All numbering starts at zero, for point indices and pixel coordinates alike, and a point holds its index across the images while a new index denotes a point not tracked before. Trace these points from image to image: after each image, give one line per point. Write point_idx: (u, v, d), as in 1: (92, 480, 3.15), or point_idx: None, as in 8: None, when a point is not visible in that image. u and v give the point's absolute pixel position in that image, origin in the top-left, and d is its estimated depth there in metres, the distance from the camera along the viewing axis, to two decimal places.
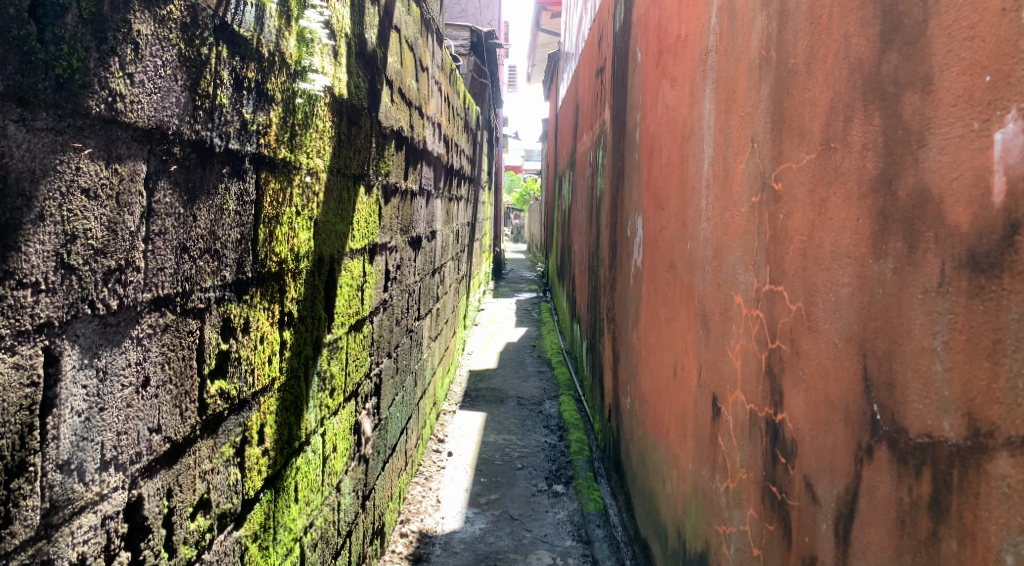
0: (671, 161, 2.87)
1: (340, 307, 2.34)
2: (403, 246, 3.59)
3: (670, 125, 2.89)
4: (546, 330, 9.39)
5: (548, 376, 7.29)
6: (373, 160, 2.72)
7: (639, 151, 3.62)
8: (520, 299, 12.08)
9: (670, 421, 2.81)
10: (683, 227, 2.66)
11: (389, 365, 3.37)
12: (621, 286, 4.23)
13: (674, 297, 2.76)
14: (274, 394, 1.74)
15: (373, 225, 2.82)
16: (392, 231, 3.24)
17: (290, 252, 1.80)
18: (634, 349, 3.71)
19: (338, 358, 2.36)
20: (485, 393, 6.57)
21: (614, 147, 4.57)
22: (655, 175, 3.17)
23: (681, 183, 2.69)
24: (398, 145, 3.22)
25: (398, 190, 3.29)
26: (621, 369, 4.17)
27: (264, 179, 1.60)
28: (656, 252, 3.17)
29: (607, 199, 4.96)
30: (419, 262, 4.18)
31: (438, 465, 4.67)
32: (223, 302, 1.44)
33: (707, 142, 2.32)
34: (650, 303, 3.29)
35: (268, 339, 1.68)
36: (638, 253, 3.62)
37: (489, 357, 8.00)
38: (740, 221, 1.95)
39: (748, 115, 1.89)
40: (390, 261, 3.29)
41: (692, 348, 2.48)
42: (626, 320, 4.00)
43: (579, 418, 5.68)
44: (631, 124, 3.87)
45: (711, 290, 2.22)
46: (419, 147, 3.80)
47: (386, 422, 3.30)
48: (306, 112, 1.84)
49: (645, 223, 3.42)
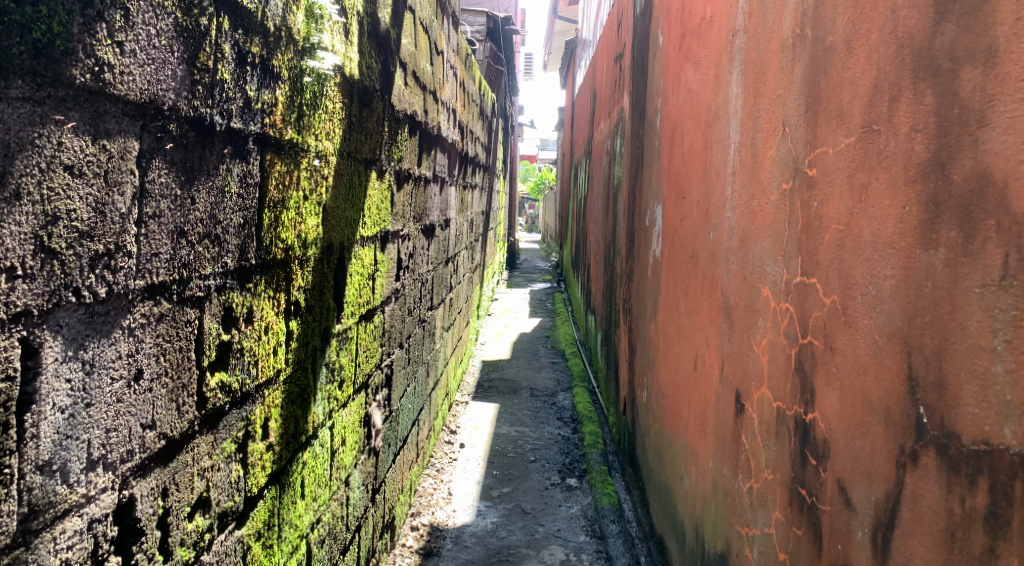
0: (693, 148, 2.77)
1: (350, 296, 2.27)
2: (416, 234, 3.52)
3: (693, 111, 2.80)
4: (560, 321, 9.31)
5: (561, 367, 7.21)
6: (386, 145, 2.64)
7: (659, 138, 3.52)
8: (533, 289, 11.99)
9: (689, 418, 2.73)
10: (705, 216, 2.57)
11: (401, 355, 3.31)
12: (638, 277, 4.13)
13: (695, 289, 2.66)
14: (278, 387, 1.67)
15: (385, 212, 2.74)
16: (405, 218, 3.16)
17: (297, 239, 1.72)
18: (652, 341, 3.62)
19: (348, 349, 2.29)
20: (498, 384, 6.50)
21: (633, 134, 4.47)
22: (677, 163, 3.07)
23: (704, 170, 2.59)
24: (412, 130, 3.14)
25: (411, 176, 3.21)
26: (638, 362, 4.08)
27: (269, 161, 1.52)
28: (676, 242, 3.08)
29: (625, 188, 4.86)
30: (432, 250, 4.10)
31: (450, 457, 4.62)
32: (225, 290, 1.37)
33: (733, 128, 2.22)
34: (669, 295, 3.20)
35: (273, 329, 1.61)
36: (657, 243, 3.53)
37: (502, 347, 7.93)
38: (768, 209, 1.86)
39: (780, 97, 1.79)
40: (403, 250, 3.22)
41: (713, 342, 2.39)
42: (644, 312, 3.91)
43: (594, 410, 5.60)
44: (651, 111, 3.77)
45: (736, 281, 2.13)
46: (433, 132, 3.72)
47: (397, 413, 3.24)
48: (315, 91, 1.76)
49: (665, 212, 3.33)
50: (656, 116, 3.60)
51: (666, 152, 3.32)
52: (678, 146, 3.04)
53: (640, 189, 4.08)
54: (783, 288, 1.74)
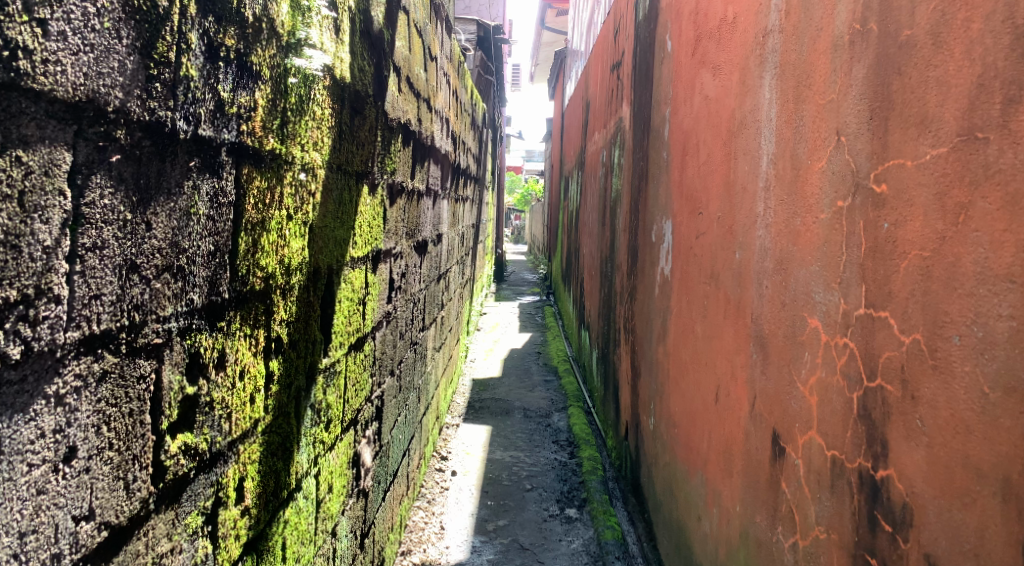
0: (713, 159, 2.56)
1: (338, 325, 2.03)
2: (409, 251, 3.29)
3: (713, 120, 2.59)
4: (551, 337, 9.07)
5: (554, 386, 6.97)
6: (379, 156, 2.41)
7: (669, 149, 3.32)
8: (522, 303, 11.74)
9: (709, 454, 2.51)
10: (729, 236, 2.35)
11: (391, 384, 3.06)
12: (642, 296, 3.92)
13: (717, 314, 2.44)
14: (256, 439, 1.43)
15: (378, 230, 2.51)
16: (398, 235, 2.93)
17: (279, 264, 1.49)
18: (660, 365, 3.40)
19: (334, 386, 2.05)
20: (490, 404, 6.25)
21: (635, 145, 4.26)
22: (692, 176, 2.86)
23: (727, 184, 2.38)
24: (406, 140, 2.92)
25: (405, 189, 2.98)
26: (643, 386, 3.86)
27: (246, 176, 1.28)
28: (690, 260, 2.87)
29: (625, 201, 4.65)
30: (424, 267, 3.87)
31: (441, 487, 4.37)
32: (191, 333, 1.13)
33: (766, 137, 2.01)
34: (682, 318, 3.00)
35: (250, 373, 1.39)
36: (667, 261, 3.31)
37: (493, 365, 7.68)
38: (817, 229, 1.64)
39: (833, 102, 1.58)
40: (395, 270, 2.98)
41: (741, 374, 2.17)
42: (650, 333, 3.70)
43: (591, 433, 5.38)
44: (658, 121, 3.57)
45: (772, 308, 1.91)
46: (427, 143, 3.49)
47: (387, 447, 2.99)
48: (302, 94, 1.52)
49: (676, 229, 3.11)
50: (665, 126, 3.40)
51: (678, 163, 3.11)
52: (694, 157, 2.84)
53: (645, 204, 3.87)
54: (840, 321, 1.52)
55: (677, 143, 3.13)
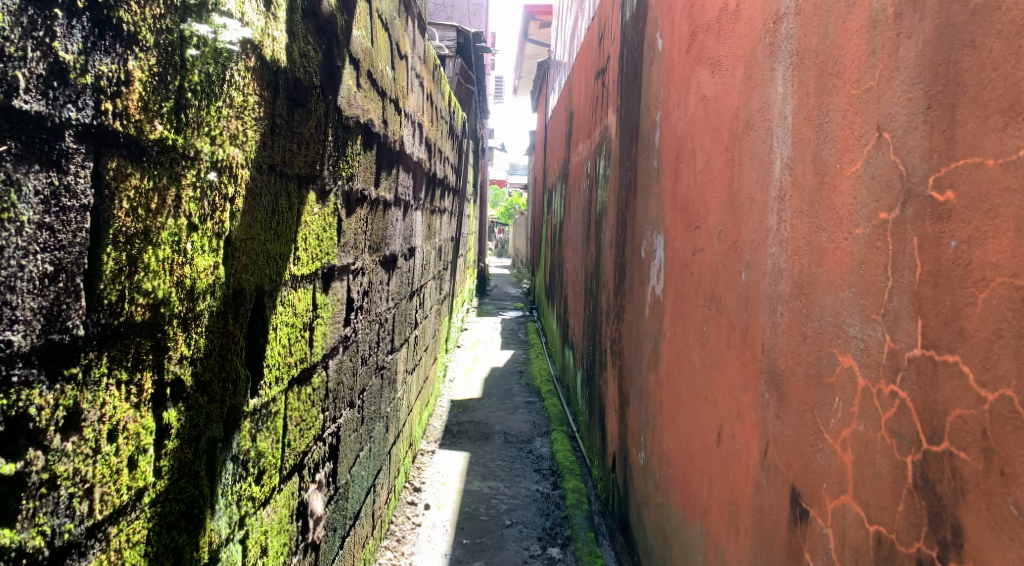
0: (713, 168, 2.28)
1: (274, 357, 1.71)
2: (374, 267, 2.98)
3: (710, 123, 2.31)
4: (533, 355, 8.75)
5: (537, 407, 6.66)
6: (331, 159, 2.10)
7: (660, 157, 3.04)
8: (505, 319, 11.45)
9: (711, 503, 2.22)
10: (732, 254, 2.06)
11: (351, 417, 2.74)
12: (631, 317, 3.63)
13: (721, 343, 2.15)
14: (139, 516, 1.11)
15: (330, 243, 2.19)
16: (358, 249, 2.62)
17: (176, 287, 1.17)
18: (652, 395, 3.11)
19: (270, 429, 1.73)
20: (468, 428, 5.92)
21: (622, 155, 3.98)
22: (688, 186, 2.58)
23: (730, 195, 2.09)
24: (368, 143, 2.61)
25: (366, 198, 2.67)
26: (632, 417, 3.57)
27: (113, 171, 0.99)
28: (686, 280, 2.58)
29: (611, 214, 4.36)
30: (393, 285, 3.56)
31: (413, 523, 4.09)
32: (13, 388, 0.87)
33: (779, 139, 1.72)
34: (677, 345, 2.71)
35: (127, 433, 1.06)
36: (659, 280, 3.03)
37: (473, 385, 7.35)
38: (849, 247, 1.35)
39: (868, 93, 1.29)
40: (356, 289, 2.67)
41: (751, 415, 1.89)
42: (639, 358, 3.40)
43: (575, 461, 5.11)
44: (647, 129, 3.30)
45: (792, 341, 1.62)
46: (394, 148, 3.18)
47: (346, 489, 2.67)
48: (210, 73, 1.22)
49: (670, 245, 2.83)
50: (655, 132, 3.12)
51: (671, 172, 2.83)
52: (690, 167, 2.56)
53: (634, 217, 3.58)
54: (885, 363, 1.21)
55: (670, 151, 2.85)
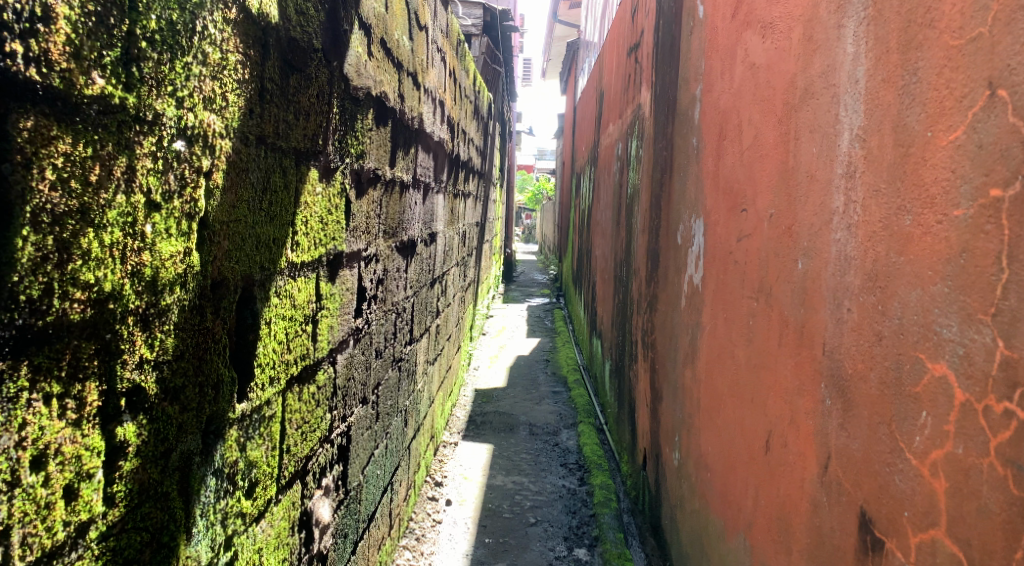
0: (764, 143, 2.06)
1: (268, 354, 1.52)
2: (390, 253, 2.78)
3: (761, 94, 2.10)
4: (560, 343, 8.53)
5: (563, 398, 6.44)
6: (337, 133, 1.90)
7: (700, 135, 2.81)
8: (531, 306, 11.24)
9: (757, 516, 2.01)
10: (787, 239, 1.84)
11: (364, 413, 2.55)
12: (665, 306, 3.40)
13: (772, 339, 1.93)
14: (81, 556, 0.95)
15: (337, 226, 1.99)
16: (371, 235, 2.42)
17: (130, 277, 0.99)
18: (688, 392, 2.89)
19: (264, 434, 1.54)
20: (492, 419, 5.74)
21: (656, 134, 3.74)
22: (734, 165, 2.35)
23: (785, 173, 1.87)
24: (381, 119, 2.41)
25: (380, 178, 2.47)
26: (665, 413, 3.35)
27: (26, 128, 0.84)
28: (728, 268, 2.37)
29: (644, 198, 4.12)
30: (412, 272, 3.36)
31: (434, 520, 3.91)
32: None
33: (846, 107, 1.50)
34: (717, 340, 2.49)
35: (60, 459, 0.90)
36: (697, 268, 2.80)
37: (498, 374, 7.16)
38: (943, 234, 1.13)
39: (975, 43, 1.09)
40: (369, 278, 2.47)
41: (808, 423, 1.68)
42: (674, 351, 3.19)
43: (603, 456, 4.91)
44: (686, 106, 3.07)
45: (861, 341, 1.41)
46: (413, 127, 2.98)
47: (358, 491, 2.49)
48: (174, 19, 1.03)
49: (711, 229, 2.61)
50: (695, 108, 2.89)
51: (713, 150, 2.61)
52: (736, 144, 2.34)
53: (669, 201, 3.35)
54: (996, 375, 1.03)
55: (713, 127, 2.62)
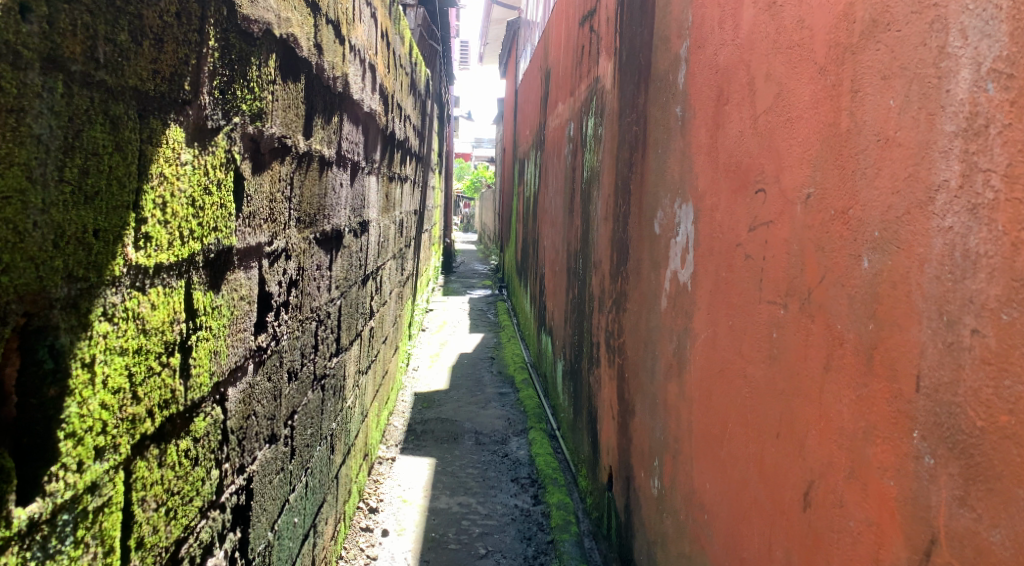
0: (793, 103, 1.60)
1: (90, 414, 0.98)
2: (306, 246, 2.23)
3: (784, 41, 1.65)
4: (504, 339, 8.01)
5: (511, 401, 5.95)
6: (215, 79, 1.35)
7: (688, 101, 2.36)
8: (472, 298, 10.68)
9: None
10: (840, 226, 1.38)
11: (271, 453, 1.99)
12: (637, 306, 2.93)
13: (814, 359, 1.46)
14: None
15: (219, 213, 1.43)
16: (277, 223, 1.86)
17: None
18: (671, 410, 2.42)
19: (88, 539, 0.99)
20: (434, 427, 5.20)
21: (622, 107, 3.28)
22: (740, 135, 1.90)
23: (835, 138, 1.40)
24: (287, 72, 1.85)
25: (288, 150, 1.91)
26: (638, 433, 2.87)
27: None
28: (734, 263, 1.91)
29: (605, 181, 3.64)
30: (337, 270, 2.80)
31: (367, 556, 3.38)
32: None
33: (964, 36, 1.07)
34: (716, 351, 2.03)
35: None
36: (684, 263, 2.34)
37: (439, 374, 6.62)
38: None
39: None
40: (276, 280, 1.93)
41: (879, 483, 1.22)
42: (649, 358, 2.72)
43: (558, 468, 4.44)
44: (666, 70, 2.61)
45: (1007, 377, 0.98)
46: (334, 90, 2.43)
47: (264, 554, 1.94)
48: None
49: (705, 215, 2.16)
50: (680, 70, 2.44)
51: (709, 119, 2.15)
52: (744, 108, 1.88)
53: (642, 182, 2.88)
54: None
55: (708, 90, 2.17)
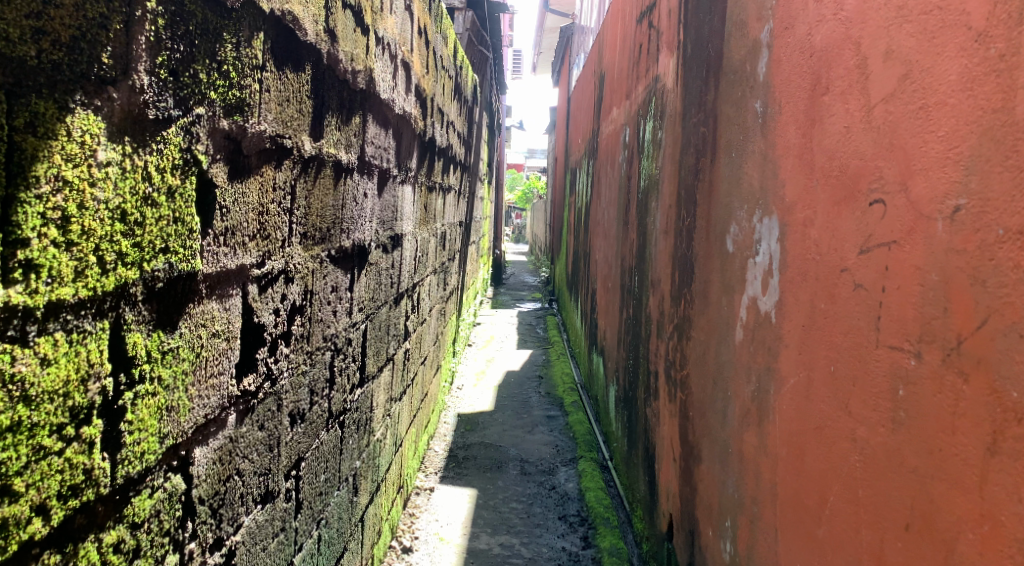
0: (934, 86, 1.22)
1: None
2: (315, 266, 1.90)
3: (914, 6, 1.27)
4: (553, 357, 7.60)
5: (560, 425, 5.56)
6: (162, 65, 1.03)
7: (773, 93, 1.95)
8: (522, 311, 10.33)
9: None
10: (1013, 250, 1.04)
11: (267, 514, 1.66)
12: (704, 335, 2.54)
13: (976, 434, 1.09)
14: None
15: (174, 226, 1.10)
16: (269, 239, 1.54)
17: None
18: (748, 465, 2.03)
19: None
20: (477, 454, 4.85)
21: (686, 107, 2.88)
22: (845, 133, 1.51)
23: (1002, 128, 1.06)
24: (282, 56, 1.52)
25: (284, 153, 1.58)
26: (705, 483, 2.48)
27: None
28: (839, 293, 1.52)
29: (666, 191, 3.25)
30: (361, 289, 2.47)
31: None
32: None
33: None
34: (812, 403, 1.64)
35: None
36: (766, 290, 1.95)
37: (483, 395, 6.26)
38: None
39: None
40: (270, 308, 1.60)
41: None
42: (719, 398, 2.33)
43: (610, 505, 4.05)
44: (742, 60, 2.22)
45: None
46: (354, 84, 2.11)
47: None
48: None
49: (796, 233, 1.77)
50: (760, 58, 2.05)
51: (800, 115, 1.76)
52: (852, 97, 1.49)
53: (710, 191, 2.49)
54: None
55: (799, 80, 1.78)
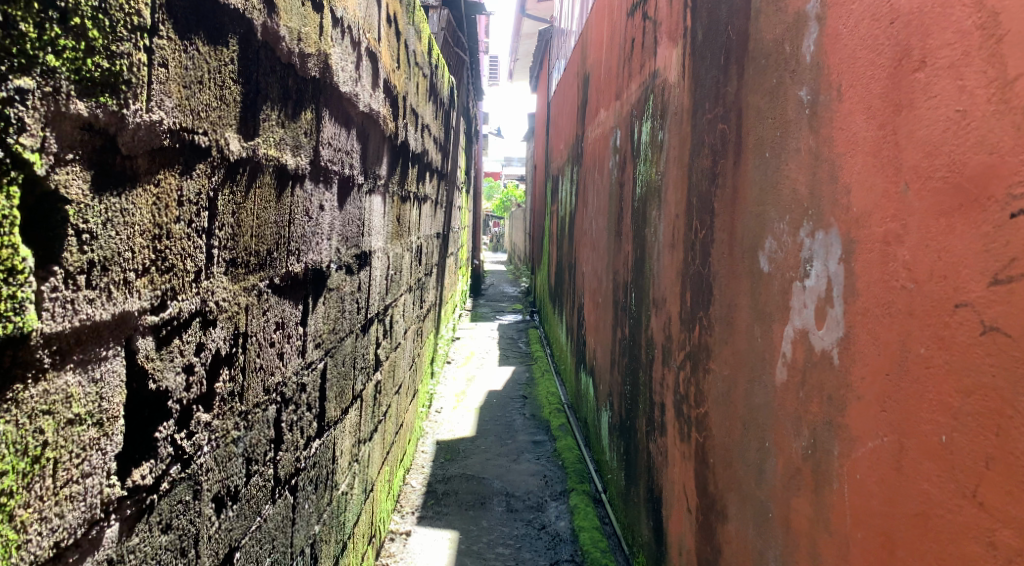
0: None
1: None
2: (252, 303, 1.47)
3: None
4: (536, 374, 7.15)
5: (547, 452, 5.15)
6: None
7: (829, 76, 1.55)
8: (503, 324, 9.91)
9: None
10: None
11: None
12: (728, 369, 2.13)
13: None
14: None
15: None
16: (172, 271, 1.12)
17: None
18: (800, 539, 1.62)
19: None
20: (458, 488, 4.42)
21: (697, 101, 2.49)
22: (965, 121, 1.12)
23: None
24: (189, 20, 1.10)
25: (196, 153, 1.16)
26: (734, 546, 2.07)
27: None
28: (958, 336, 1.13)
29: (671, 198, 2.84)
30: (318, 320, 2.03)
31: None
32: None
33: None
34: (906, 480, 1.24)
35: None
36: (822, 323, 1.55)
37: (464, 419, 5.81)
38: None
39: None
40: (180, 366, 1.17)
41: None
42: (753, 448, 1.93)
43: (608, 546, 3.64)
44: (777, 40, 1.82)
45: None
46: (304, 69, 1.67)
47: None
48: None
49: (872, 252, 1.37)
50: (807, 35, 1.65)
51: (875, 103, 1.36)
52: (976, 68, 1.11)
53: (734, 198, 2.09)
54: None
55: (869, 57, 1.37)
